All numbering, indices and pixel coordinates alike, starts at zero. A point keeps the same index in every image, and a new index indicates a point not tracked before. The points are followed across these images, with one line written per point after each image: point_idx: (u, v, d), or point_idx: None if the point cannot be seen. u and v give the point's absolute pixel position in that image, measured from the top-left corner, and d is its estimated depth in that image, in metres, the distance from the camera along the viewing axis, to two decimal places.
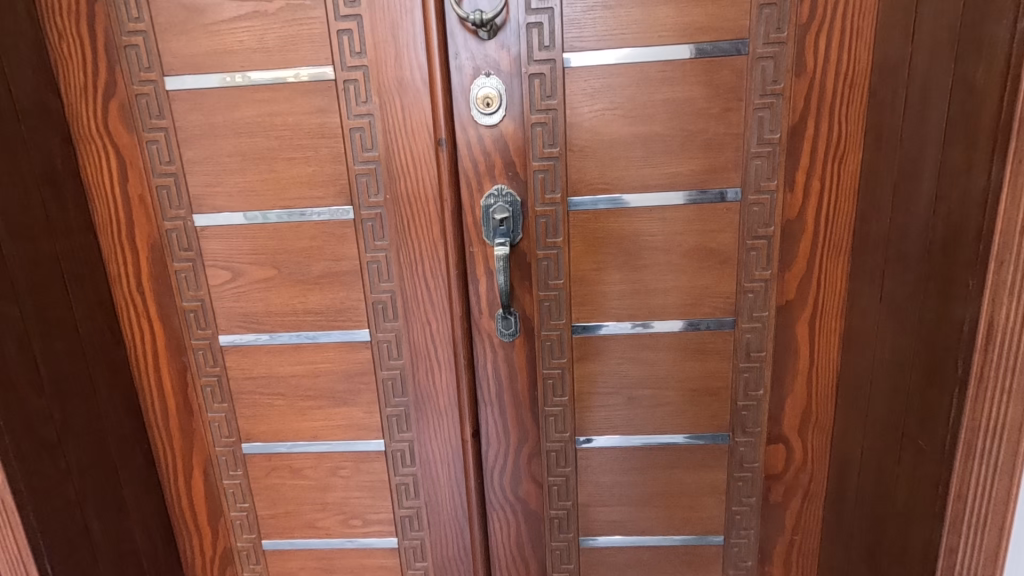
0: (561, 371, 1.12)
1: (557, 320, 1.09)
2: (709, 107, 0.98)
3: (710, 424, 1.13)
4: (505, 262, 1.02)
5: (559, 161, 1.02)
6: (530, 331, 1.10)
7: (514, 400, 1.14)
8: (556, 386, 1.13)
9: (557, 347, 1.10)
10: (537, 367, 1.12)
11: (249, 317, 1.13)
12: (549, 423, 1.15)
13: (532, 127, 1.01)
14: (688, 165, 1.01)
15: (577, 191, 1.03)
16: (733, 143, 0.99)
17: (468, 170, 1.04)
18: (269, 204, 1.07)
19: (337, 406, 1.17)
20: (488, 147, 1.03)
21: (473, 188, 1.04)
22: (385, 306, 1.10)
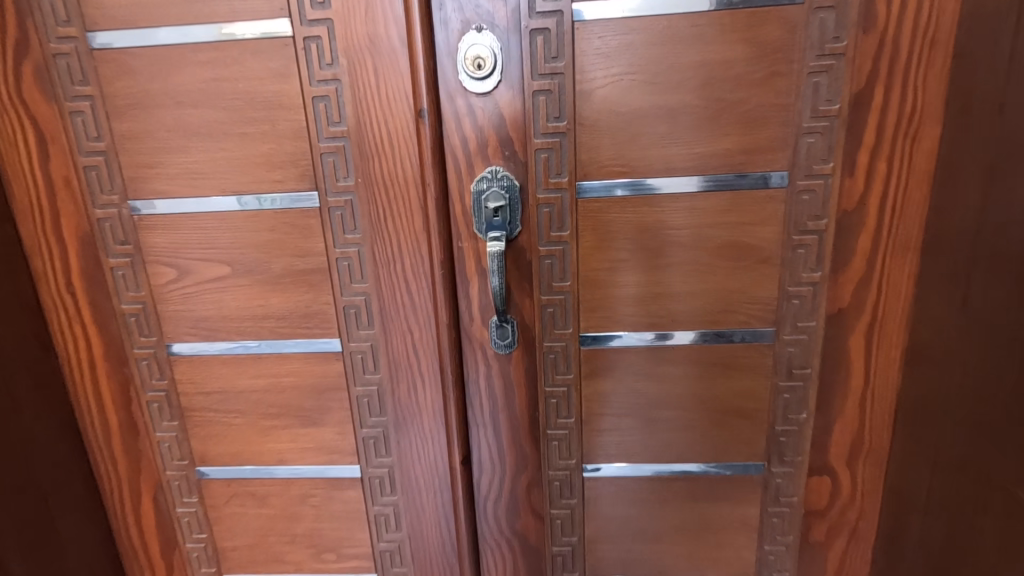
0: (566, 389, 0.95)
1: (562, 329, 0.92)
2: (752, 70, 0.79)
3: (740, 452, 0.96)
4: (499, 263, 0.85)
5: (567, 138, 0.84)
6: (529, 342, 0.93)
7: (511, 423, 0.98)
8: (560, 406, 0.95)
9: (562, 361, 0.93)
10: (538, 385, 0.95)
11: (198, 323, 0.96)
12: (552, 449, 0.98)
13: (534, 97, 0.83)
14: (725, 144, 0.82)
15: (588, 175, 0.85)
16: (780, 115, 0.80)
17: (457, 149, 0.86)
18: (219, 190, 0.89)
19: (305, 426, 1.00)
20: (480, 121, 0.85)
21: (462, 170, 0.87)
22: (358, 312, 0.93)
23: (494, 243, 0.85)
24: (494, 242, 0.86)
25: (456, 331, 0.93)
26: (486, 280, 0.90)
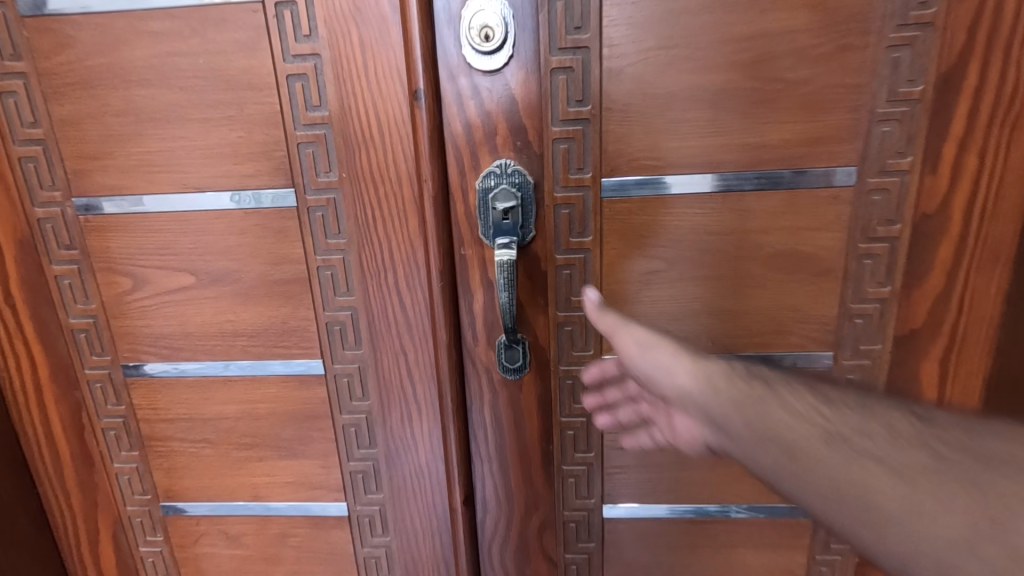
0: (585, 420, 0.82)
1: (582, 351, 0.79)
2: (818, 44, 0.66)
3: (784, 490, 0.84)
4: (508, 275, 0.72)
5: (591, 126, 0.71)
6: (543, 365, 0.80)
7: (521, 456, 0.85)
8: (578, 439, 0.83)
9: (580, 387, 0.81)
10: (552, 414, 0.82)
11: (159, 341, 0.83)
12: (567, 487, 0.86)
13: (552, 76, 0.70)
14: (781, 134, 0.69)
15: (616, 171, 0.72)
16: (850, 98, 0.67)
17: (460, 138, 0.73)
18: (178, 186, 0.76)
19: (283, 458, 0.87)
20: (488, 105, 0.71)
21: (465, 163, 0.73)
22: (344, 330, 0.80)
23: (504, 252, 0.72)
24: (503, 251, 0.72)
25: (456, 352, 0.80)
26: (493, 293, 0.77)
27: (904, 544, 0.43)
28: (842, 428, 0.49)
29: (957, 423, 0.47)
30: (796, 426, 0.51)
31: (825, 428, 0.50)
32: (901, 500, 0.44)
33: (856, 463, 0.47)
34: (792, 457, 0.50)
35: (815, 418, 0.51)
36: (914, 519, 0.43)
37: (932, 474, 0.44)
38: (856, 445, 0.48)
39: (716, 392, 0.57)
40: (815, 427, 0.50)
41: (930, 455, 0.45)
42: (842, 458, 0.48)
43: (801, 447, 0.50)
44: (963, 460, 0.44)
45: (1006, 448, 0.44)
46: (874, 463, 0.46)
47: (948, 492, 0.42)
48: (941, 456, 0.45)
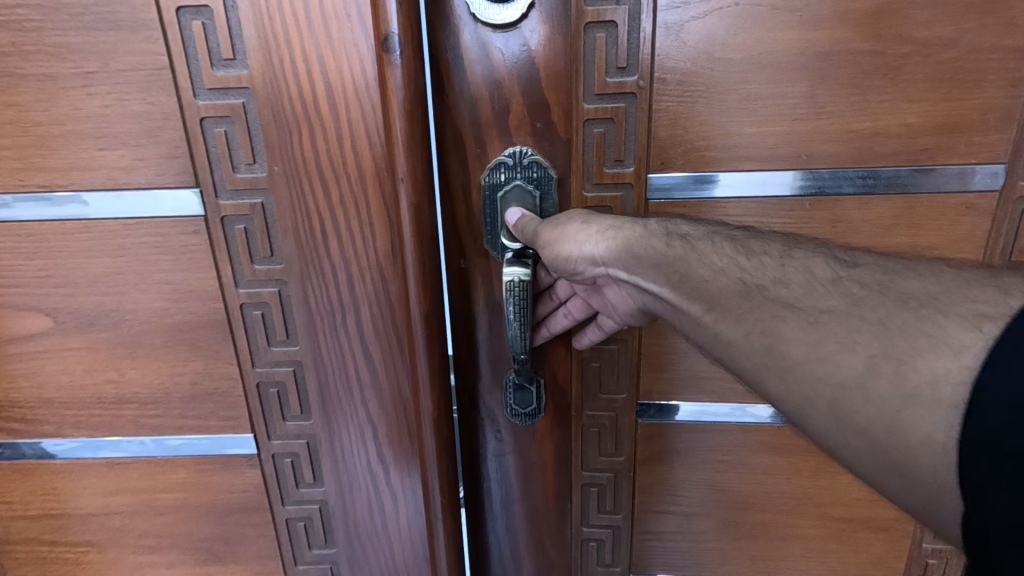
0: (613, 475, 0.64)
1: (612, 394, 0.61)
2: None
3: (860, 565, 0.66)
4: (519, 301, 0.52)
5: (637, 104, 0.51)
6: (560, 407, 0.62)
7: (532, 516, 0.66)
8: (606, 498, 0.65)
9: (609, 437, 0.62)
10: (573, 461, 0.64)
11: (6, 411, 0.56)
12: (586, 551, 0.68)
13: (588, 35, 0.49)
14: (906, 117, 0.51)
15: (670, 165, 0.52)
16: (1004, 68, 0.49)
17: (460, 116, 0.52)
18: (12, 185, 0.49)
19: (202, 564, 0.62)
20: (496, 70, 0.51)
21: (468, 151, 0.53)
22: (284, 393, 0.55)
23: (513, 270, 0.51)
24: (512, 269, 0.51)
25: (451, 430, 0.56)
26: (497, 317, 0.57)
27: (802, 388, 0.35)
28: (758, 277, 0.40)
29: (884, 262, 0.37)
30: (707, 278, 0.42)
31: (737, 279, 0.41)
32: (809, 343, 0.35)
33: (765, 311, 0.38)
34: (699, 310, 0.42)
35: (734, 273, 0.42)
36: (814, 362, 0.35)
37: (845, 315, 0.35)
38: (772, 295, 0.38)
39: (627, 257, 0.47)
40: (728, 279, 0.41)
41: (844, 297, 0.35)
42: (751, 307, 0.39)
43: (713, 297, 0.42)
44: (879, 299, 0.34)
45: (933, 284, 0.34)
46: (786, 311, 0.37)
47: (856, 333, 0.34)
48: (857, 296, 0.35)
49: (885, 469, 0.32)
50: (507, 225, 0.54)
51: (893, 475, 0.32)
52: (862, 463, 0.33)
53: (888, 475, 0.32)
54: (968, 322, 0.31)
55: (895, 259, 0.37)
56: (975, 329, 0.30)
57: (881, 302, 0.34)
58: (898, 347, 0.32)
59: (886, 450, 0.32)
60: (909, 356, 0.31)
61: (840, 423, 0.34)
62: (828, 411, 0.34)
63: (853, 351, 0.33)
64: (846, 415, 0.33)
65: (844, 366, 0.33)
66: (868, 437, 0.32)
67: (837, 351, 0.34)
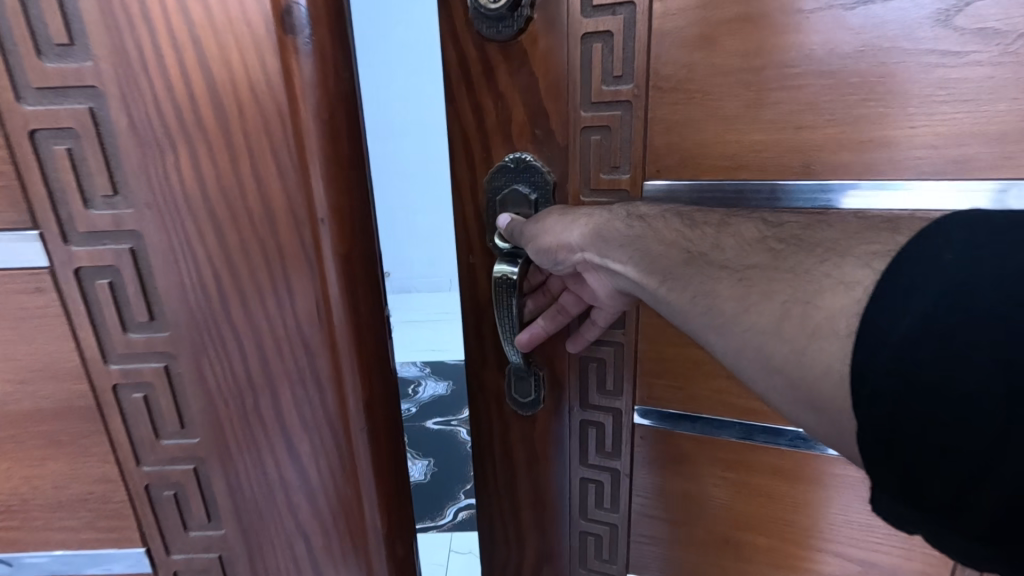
0: (607, 419, 0.86)
1: (610, 386, 0.84)
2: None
3: (800, 512, 0.80)
4: (509, 290, 0.74)
5: (630, 109, 0.68)
6: (561, 372, 0.86)
7: (534, 455, 0.91)
8: (603, 436, 0.87)
9: (609, 373, 0.83)
10: (575, 403, 0.87)
11: None
12: (587, 488, 0.90)
13: (585, 43, 0.67)
14: (845, 123, 0.60)
15: (664, 172, 0.68)
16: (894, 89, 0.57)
17: (471, 127, 0.75)
18: None
19: None
20: (505, 92, 0.72)
21: (478, 161, 0.76)
22: (185, 495, 0.56)
23: (507, 266, 0.73)
24: (504, 263, 0.73)
25: (392, 470, 0.60)
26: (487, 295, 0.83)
27: (737, 336, 0.53)
28: (700, 247, 0.60)
29: (801, 224, 0.56)
30: (663, 250, 0.63)
31: (683, 249, 0.61)
32: (741, 301, 0.54)
33: (703, 274, 0.58)
34: (657, 281, 0.63)
35: (681, 243, 0.62)
36: (743, 313, 0.53)
37: (762, 272, 0.54)
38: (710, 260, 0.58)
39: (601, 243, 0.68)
40: (679, 251, 0.62)
41: (768, 254, 0.55)
42: (693, 273, 0.59)
43: (670, 270, 0.61)
44: (791, 248, 0.54)
45: (833, 236, 0.52)
46: (723, 274, 0.57)
47: (771, 285, 0.52)
48: (777, 250, 0.55)
49: (796, 388, 0.49)
50: (499, 228, 0.76)
51: (798, 390, 0.48)
52: (771, 384, 0.51)
53: (786, 387, 0.49)
54: (862, 262, 0.47)
55: (812, 220, 0.57)
56: (868, 266, 0.46)
57: (765, 253, 0.55)
58: (805, 292, 0.49)
59: (801, 378, 0.48)
60: (816, 297, 0.48)
61: (766, 365, 0.51)
62: (757, 353, 0.51)
63: (774, 298, 0.51)
64: (770, 359, 0.50)
65: (768, 315, 0.51)
66: (784, 370, 0.49)
67: (757, 300, 0.52)
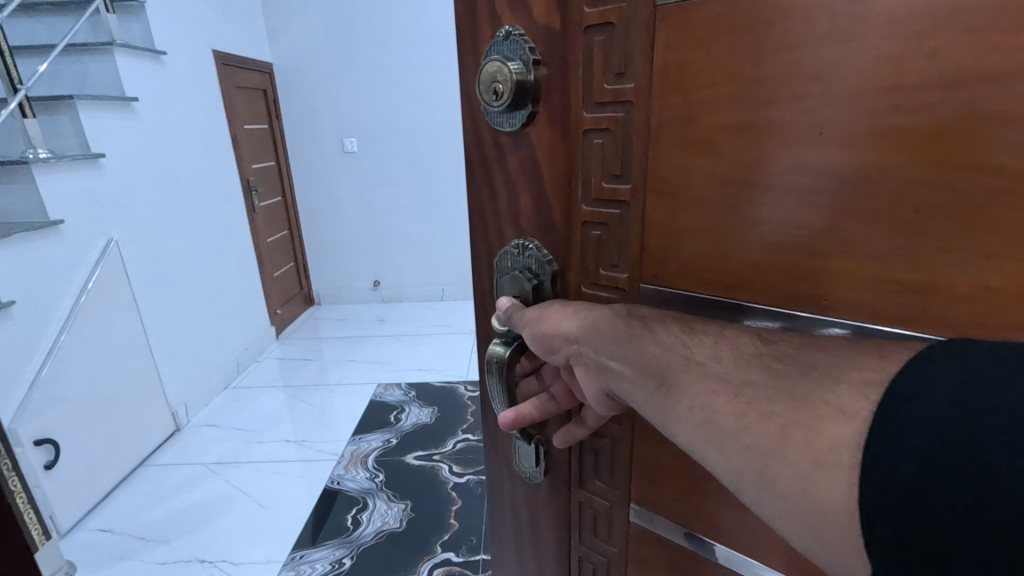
0: (604, 507, 0.85)
1: (607, 479, 0.84)
2: (921, 114, 0.48)
3: None
4: (499, 373, 0.78)
5: (630, 209, 0.71)
6: (563, 455, 0.87)
7: (534, 519, 0.94)
8: (599, 525, 0.87)
9: (605, 466, 0.83)
10: (572, 483, 0.88)
11: None
12: (584, 564, 0.92)
13: (586, 138, 0.71)
14: (860, 256, 0.54)
15: (659, 278, 0.71)
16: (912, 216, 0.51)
17: (489, 210, 0.83)
18: None
19: None
20: (513, 178, 0.78)
21: (493, 236, 0.84)
22: None
23: (497, 346, 0.78)
24: (497, 344, 0.78)
25: None
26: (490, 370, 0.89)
27: (738, 457, 0.53)
28: (698, 355, 0.61)
29: (793, 343, 0.56)
30: (660, 354, 0.63)
31: (682, 354, 0.62)
32: (737, 419, 0.54)
33: (701, 383, 0.59)
34: (653, 384, 0.63)
35: (677, 349, 0.62)
36: (741, 433, 0.53)
37: (760, 387, 0.54)
38: (707, 369, 0.59)
39: (601, 338, 0.69)
40: (677, 356, 0.62)
41: (764, 372, 0.55)
42: (690, 380, 0.60)
43: (669, 375, 0.62)
44: (789, 370, 0.53)
45: (826, 358, 0.52)
46: (719, 383, 0.57)
47: (769, 404, 0.52)
48: (773, 369, 0.55)
49: (796, 515, 0.49)
50: (499, 310, 0.81)
51: (802, 519, 0.48)
52: (775, 512, 0.50)
53: (789, 515, 0.49)
54: (858, 390, 0.48)
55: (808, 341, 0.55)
56: (864, 397, 0.47)
57: (762, 370, 0.55)
58: (804, 418, 0.49)
59: (806, 510, 0.47)
60: (816, 424, 0.48)
61: (768, 491, 0.51)
62: (756, 477, 0.52)
63: (776, 423, 0.51)
64: (771, 485, 0.50)
65: (767, 438, 0.51)
66: (789, 500, 0.49)
67: (756, 421, 0.53)
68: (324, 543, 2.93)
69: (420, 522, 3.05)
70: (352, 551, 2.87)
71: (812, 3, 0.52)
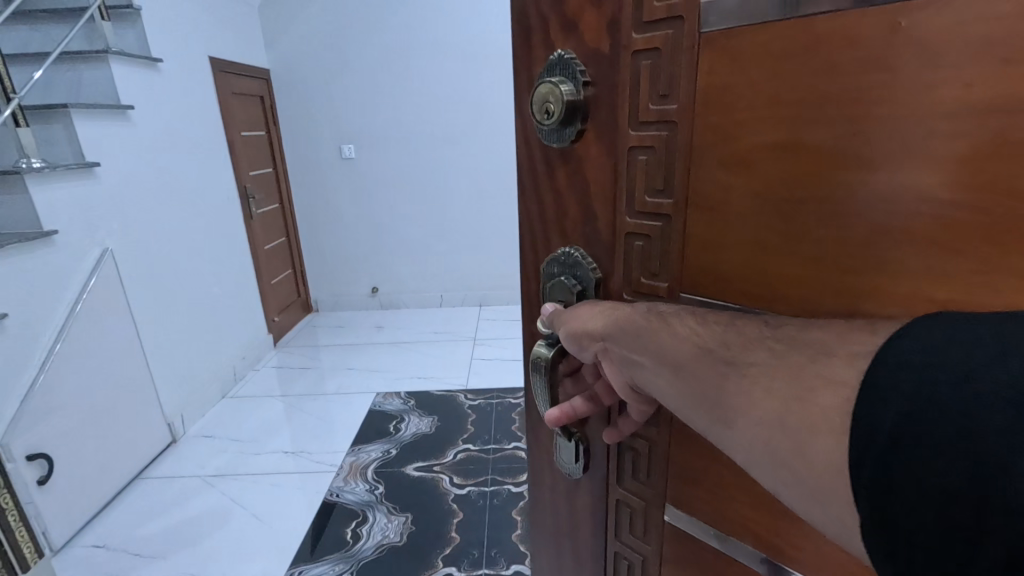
0: (640, 505, 0.88)
1: (642, 478, 0.86)
2: (960, 137, 0.50)
3: None
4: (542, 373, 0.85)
5: (672, 221, 0.75)
6: (601, 454, 0.91)
7: (575, 512, 1.00)
8: (634, 525, 0.90)
9: (642, 466, 0.86)
10: (610, 481, 0.92)
11: None
12: (620, 561, 0.94)
13: (631, 154, 0.76)
14: (906, 280, 0.56)
15: (698, 288, 0.74)
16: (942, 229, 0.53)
17: (540, 217, 0.91)
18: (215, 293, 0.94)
19: None
20: (562, 189, 0.86)
21: (543, 241, 0.92)
22: None
23: (540, 348, 0.85)
24: (541, 345, 0.85)
25: None
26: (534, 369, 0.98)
27: (745, 433, 0.56)
28: (710, 343, 0.63)
29: (793, 325, 0.57)
30: (676, 345, 0.65)
31: (695, 343, 0.64)
32: (744, 397, 0.57)
33: (711, 368, 0.61)
34: (671, 373, 0.66)
35: (688, 338, 0.65)
36: (749, 409, 0.56)
37: (763, 365, 0.56)
38: (718, 355, 0.61)
39: (623, 334, 0.72)
40: (692, 346, 0.64)
41: (767, 352, 0.56)
42: (704, 366, 0.62)
43: (682, 363, 0.64)
44: (788, 349, 0.55)
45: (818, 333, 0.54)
46: (728, 367, 0.60)
47: (771, 380, 0.54)
48: (774, 349, 0.56)
49: (795, 480, 0.51)
50: (543, 313, 0.87)
51: (799, 482, 0.51)
52: (777, 478, 0.53)
53: (787, 478, 0.52)
54: (849, 359, 0.49)
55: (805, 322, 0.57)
56: (852, 364, 0.48)
57: (762, 351, 0.57)
58: (799, 388, 0.51)
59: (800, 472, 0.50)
60: (810, 396, 0.50)
61: (772, 460, 0.53)
62: (760, 447, 0.54)
63: (774, 396, 0.53)
64: (773, 452, 0.53)
65: (768, 413, 0.53)
66: (788, 466, 0.52)
67: (760, 398, 0.55)
68: (322, 558, 2.90)
69: (420, 537, 3.03)
70: (353, 566, 2.85)
71: (853, 27, 0.54)
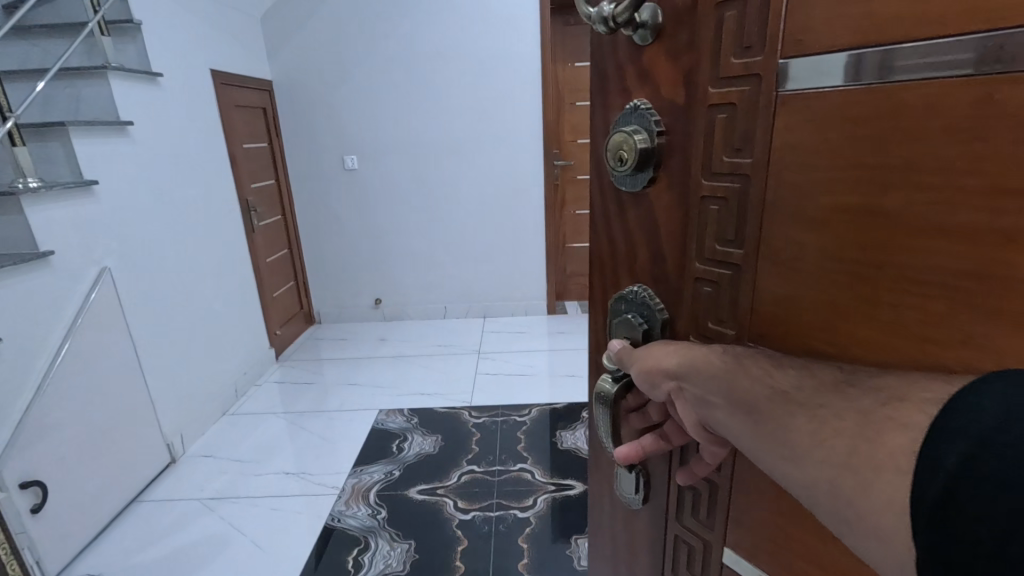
0: (699, 542, 0.86)
1: (705, 518, 0.83)
2: None
3: None
4: (608, 408, 0.83)
5: (743, 271, 0.69)
6: (662, 486, 0.90)
7: (630, 534, 1.01)
8: (694, 561, 0.88)
9: (703, 505, 0.83)
10: (670, 514, 0.90)
11: None
12: None
13: (703, 203, 0.71)
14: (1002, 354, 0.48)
15: (764, 336, 0.68)
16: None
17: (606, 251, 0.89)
18: None
19: None
20: (634, 233, 0.82)
21: (610, 277, 0.89)
22: None
23: (604, 381, 0.83)
24: (605, 379, 0.84)
25: None
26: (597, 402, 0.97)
27: (812, 474, 0.55)
28: (785, 386, 0.60)
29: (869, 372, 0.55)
30: (751, 387, 0.63)
31: (766, 385, 0.62)
32: (810, 436, 0.56)
33: (778, 411, 0.60)
34: (744, 415, 0.64)
35: (761, 380, 0.63)
36: (816, 449, 0.55)
37: (832, 406, 0.55)
38: (789, 397, 0.60)
39: (696, 372, 0.70)
40: (763, 386, 0.62)
41: (836, 393, 0.55)
42: (772, 409, 0.60)
43: (754, 404, 0.63)
44: (859, 393, 0.54)
45: (892, 378, 0.52)
46: (796, 409, 0.58)
47: (841, 424, 0.53)
48: (845, 391, 0.55)
49: (857, 518, 0.51)
50: (609, 351, 0.85)
51: (863, 519, 0.50)
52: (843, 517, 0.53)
53: (846, 512, 0.52)
54: (922, 404, 0.49)
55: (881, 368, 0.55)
56: (922, 410, 0.48)
57: (835, 395, 0.55)
58: (867, 430, 0.51)
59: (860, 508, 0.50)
60: (877, 436, 0.50)
61: (836, 497, 0.53)
62: (824, 485, 0.54)
63: (841, 440, 0.53)
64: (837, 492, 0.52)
65: (835, 453, 0.53)
66: (852, 505, 0.51)
67: (830, 440, 0.54)
68: None
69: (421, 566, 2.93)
70: None
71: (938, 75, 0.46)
